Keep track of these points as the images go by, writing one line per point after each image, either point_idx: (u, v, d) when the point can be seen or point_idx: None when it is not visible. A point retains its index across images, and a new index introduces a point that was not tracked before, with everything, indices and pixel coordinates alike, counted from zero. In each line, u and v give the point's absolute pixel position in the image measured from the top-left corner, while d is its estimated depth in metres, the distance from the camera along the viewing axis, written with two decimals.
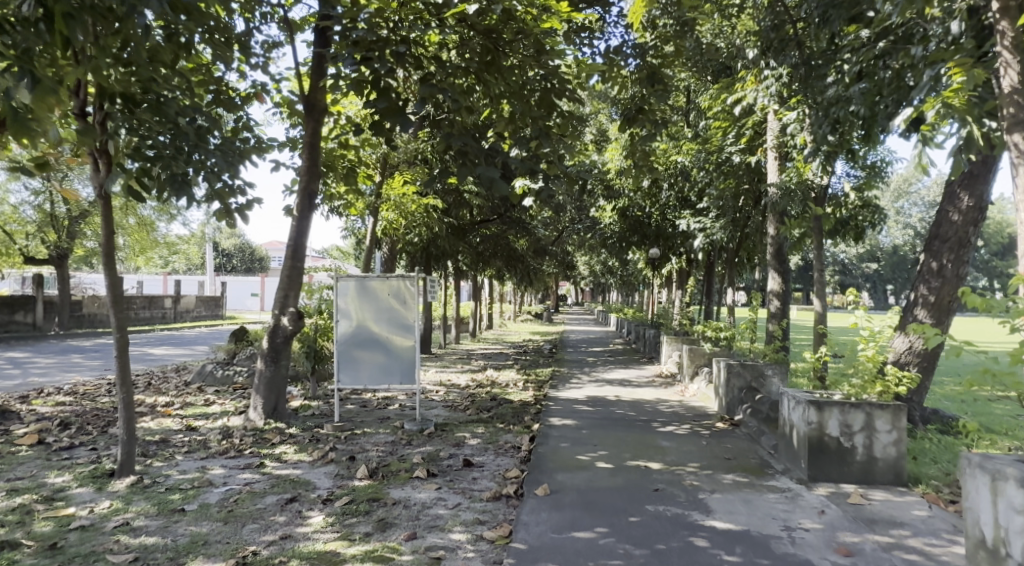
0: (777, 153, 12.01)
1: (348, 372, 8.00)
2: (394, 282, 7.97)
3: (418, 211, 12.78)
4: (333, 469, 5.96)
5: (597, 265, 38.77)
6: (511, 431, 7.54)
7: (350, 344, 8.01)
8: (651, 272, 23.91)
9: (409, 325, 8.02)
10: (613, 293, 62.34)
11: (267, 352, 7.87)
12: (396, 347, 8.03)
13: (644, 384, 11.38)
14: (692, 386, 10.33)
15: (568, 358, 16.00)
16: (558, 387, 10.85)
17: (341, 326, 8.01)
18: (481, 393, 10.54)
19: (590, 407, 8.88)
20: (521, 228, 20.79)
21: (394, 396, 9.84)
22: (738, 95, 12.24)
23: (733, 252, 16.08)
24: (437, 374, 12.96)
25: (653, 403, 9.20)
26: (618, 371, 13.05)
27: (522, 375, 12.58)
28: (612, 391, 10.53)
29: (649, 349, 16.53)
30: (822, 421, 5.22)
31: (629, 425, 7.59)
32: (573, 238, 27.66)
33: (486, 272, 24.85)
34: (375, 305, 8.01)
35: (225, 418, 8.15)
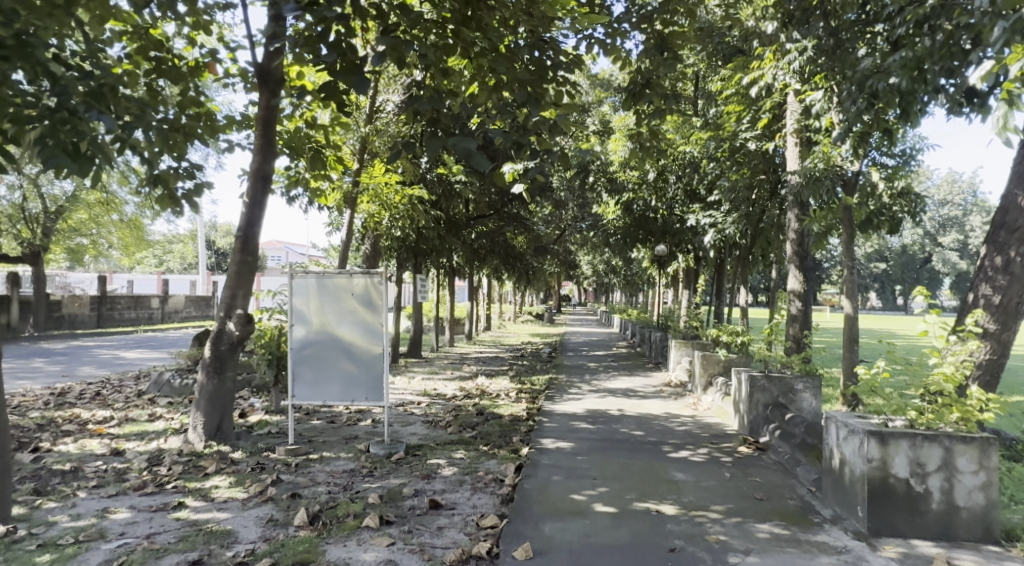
0: (798, 138, 10.86)
1: (306, 386, 6.84)
2: (358, 280, 6.77)
3: (401, 203, 11.65)
4: (267, 512, 4.82)
5: (600, 264, 37.60)
6: (495, 456, 6.36)
7: (309, 352, 6.85)
8: (657, 270, 22.70)
9: (377, 329, 6.78)
10: (615, 293, 61.33)
11: (209, 362, 6.72)
12: (362, 356, 6.81)
13: (651, 394, 10.22)
14: (705, 399, 9.14)
15: (567, 363, 14.86)
16: (555, 399, 9.66)
17: (297, 331, 6.86)
18: (468, 405, 9.37)
19: (590, 424, 7.70)
20: (520, 224, 19.74)
21: (368, 409, 8.68)
22: (755, 75, 11.09)
23: (746, 248, 14.87)
24: (422, 382, 11.79)
25: (663, 419, 8.01)
26: (623, 379, 11.85)
27: (517, 384, 11.39)
28: (615, 403, 9.35)
29: (655, 353, 15.37)
30: (886, 458, 4.02)
31: (635, 449, 6.41)
32: (575, 236, 26.50)
33: (484, 271, 23.69)
34: (336, 307, 6.82)
35: (163, 438, 7.03)
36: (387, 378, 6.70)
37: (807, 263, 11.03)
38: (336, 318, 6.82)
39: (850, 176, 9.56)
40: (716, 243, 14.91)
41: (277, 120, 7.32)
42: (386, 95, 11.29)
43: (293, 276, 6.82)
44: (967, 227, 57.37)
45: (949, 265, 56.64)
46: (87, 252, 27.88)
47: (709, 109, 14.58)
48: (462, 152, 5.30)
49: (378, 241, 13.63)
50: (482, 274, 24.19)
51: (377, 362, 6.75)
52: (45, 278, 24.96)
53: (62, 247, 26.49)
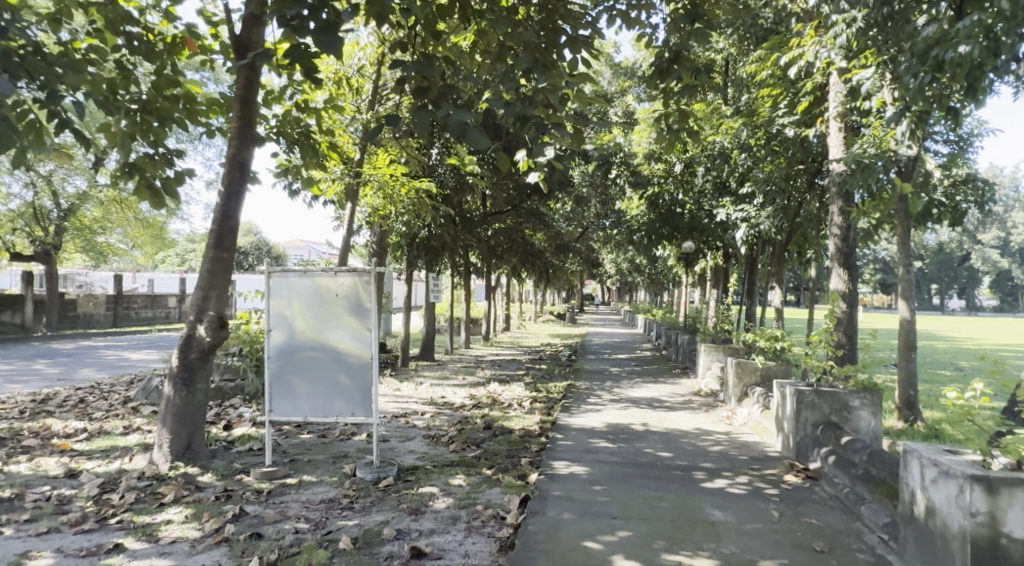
0: (841, 122, 9.87)
1: (284, 399, 6.02)
2: (345, 278, 5.91)
3: (408, 197, 10.78)
4: (216, 558, 4.01)
5: (622, 262, 36.59)
6: (499, 484, 5.49)
7: (289, 361, 6.02)
8: (683, 269, 21.67)
9: (365, 335, 5.93)
10: (639, 292, 60.27)
11: (176, 372, 5.91)
12: (349, 367, 5.97)
13: (679, 404, 9.28)
14: (741, 413, 8.19)
15: (588, 367, 13.96)
16: (572, 410, 8.77)
17: (277, 336, 6.02)
18: (476, 417, 8.52)
19: (609, 443, 6.80)
20: (540, 220, 19.08)
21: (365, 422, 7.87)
22: (794, 53, 10.11)
23: (781, 244, 13.82)
24: (431, 389, 10.97)
25: (694, 437, 7.09)
26: (647, 387, 10.92)
27: (532, 392, 10.52)
28: (638, 416, 8.43)
29: (682, 358, 14.40)
30: (994, 512, 3.08)
31: (662, 476, 5.51)
32: (597, 233, 25.60)
33: (503, 269, 22.84)
34: (320, 310, 5.97)
35: (129, 456, 6.25)
36: (376, 391, 5.86)
37: (852, 260, 10.01)
38: (320, 322, 5.97)
39: (904, 162, 8.57)
40: (747, 239, 13.89)
41: (258, 100, 6.50)
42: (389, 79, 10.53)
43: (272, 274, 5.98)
44: (1008, 224, 55.28)
45: (988, 262, 54.55)
46: (103, 251, 27.55)
47: (740, 95, 13.59)
48: (454, 128, 4.46)
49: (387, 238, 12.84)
50: (501, 272, 23.35)
51: (365, 374, 5.90)
52: (58, 277, 24.62)
53: (78, 246, 26.19)
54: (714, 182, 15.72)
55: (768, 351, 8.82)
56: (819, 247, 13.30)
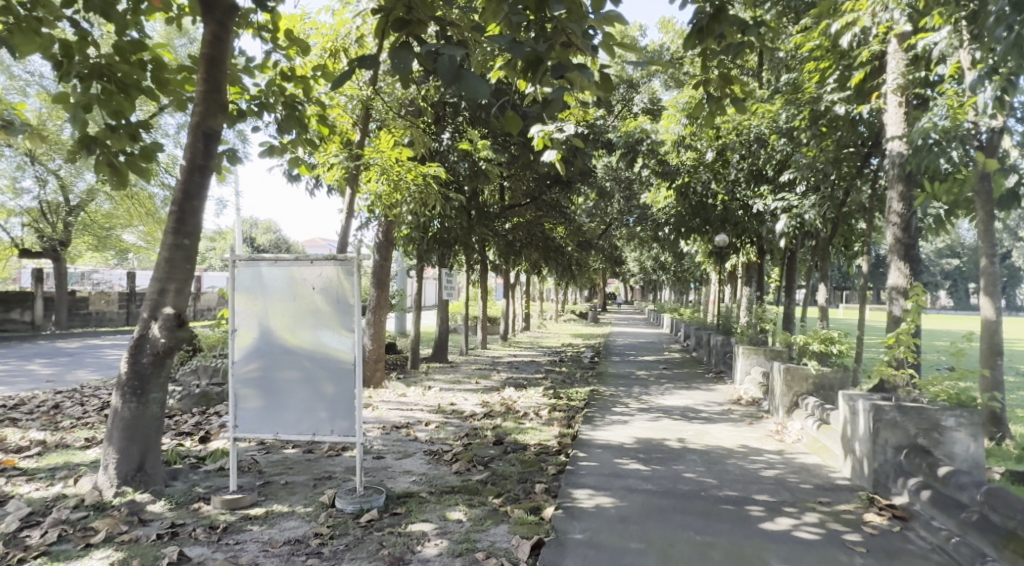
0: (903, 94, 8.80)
1: (252, 413, 5.07)
2: (321, 267, 4.94)
3: (414, 183, 9.70)
4: None
5: (646, 259, 35.41)
6: (506, 520, 4.48)
7: (259, 368, 5.06)
8: (713, 265, 20.51)
9: (345, 335, 4.93)
10: (664, 291, 58.90)
11: (125, 380, 4.94)
12: (328, 374, 4.98)
13: (718, 415, 8.19)
14: (794, 427, 7.11)
15: (612, 370, 12.89)
16: (597, 421, 7.72)
17: (243, 339, 5.06)
18: (487, 429, 7.51)
19: (641, 465, 5.74)
20: (560, 214, 18.43)
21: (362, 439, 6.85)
22: (848, 18, 9.03)
23: (825, 237, 12.65)
24: (439, 394, 9.99)
25: (740, 458, 6.00)
26: (679, 393, 9.84)
27: (551, 399, 9.50)
28: (672, 429, 7.36)
29: (716, 361, 13.27)
30: None
31: (709, 514, 4.44)
32: (621, 229, 24.53)
33: (522, 266, 21.81)
34: (292, 307, 4.98)
35: (76, 476, 5.31)
36: (360, 401, 4.86)
37: (913, 253, 8.91)
38: (293, 322, 4.99)
39: (986, 137, 7.49)
40: (787, 231, 12.73)
41: (227, 62, 5.52)
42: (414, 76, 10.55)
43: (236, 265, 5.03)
44: None
45: None
46: (117, 248, 27.04)
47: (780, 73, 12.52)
48: (443, 75, 3.56)
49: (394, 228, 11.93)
50: (520, 269, 22.31)
51: (348, 382, 4.91)
52: (68, 273, 24.09)
53: (90, 242, 25.63)
54: (749, 170, 14.57)
55: (823, 355, 7.67)
56: (870, 239, 12.10)
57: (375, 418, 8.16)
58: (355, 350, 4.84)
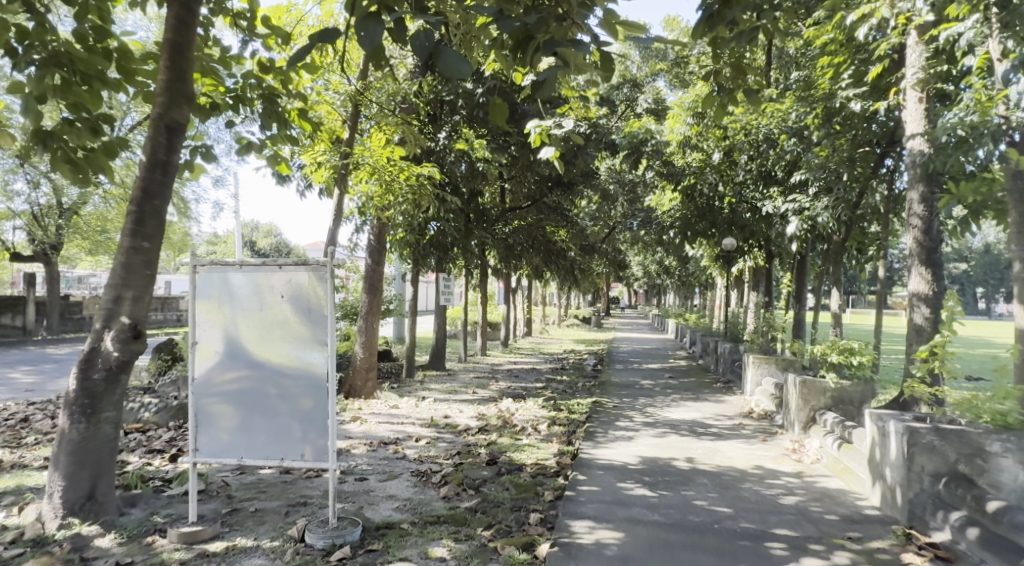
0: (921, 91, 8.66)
1: (216, 437, 4.52)
2: (289, 271, 4.43)
3: (406, 184, 9.27)
4: None
5: (651, 263, 34.88)
6: (497, 558, 3.98)
7: (223, 388, 4.52)
8: (719, 270, 20.01)
9: (316, 347, 4.40)
10: (667, 295, 58.40)
11: (75, 399, 4.43)
12: (298, 390, 4.45)
13: (728, 431, 7.67)
14: (812, 446, 6.58)
15: (615, 379, 12.38)
16: (598, 438, 7.21)
17: (205, 356, 4.52)
18: (481, 446, 7.00)
19: (647, 490, 5.22)
20: (562, 217, 17.96)
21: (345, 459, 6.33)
22: (865, 10, 8.51)
23: (838, 241, 12.13)
24: (433, 406, 9.48)
25: (755, 482, 5.49)
26: (686, 405, 9.32)
27: (551, 411, 8.98)
28: (680, 447, 6.85)
29: (724, 370, 12.73)
30: None
31: (726, 553, 3.92)
32: (624, 232, 24.03)
33: (523, 271, 21.31)
34: (258, 318, 4.46)
35: (23, 504, 4.78)
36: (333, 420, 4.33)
37: (935, 256, 8.72)
38: (260, 334, 4.46)
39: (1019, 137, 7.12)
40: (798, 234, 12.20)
41: (193, 46, 4.99)
42: (405, 69, 10.05)
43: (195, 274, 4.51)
44: None
45: None
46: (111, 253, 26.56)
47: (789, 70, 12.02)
48: (417, 52, 3.11)
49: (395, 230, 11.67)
50: (521, 274, 21.79)
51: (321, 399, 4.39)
52: (61, 278, 23.60)
53: (84, 247, 25.16)
54: (758, 170, 14.09)
55: (843, 367, 7.12)
56: (886, 242, 11.55)
57: (362, 433, 7.65)
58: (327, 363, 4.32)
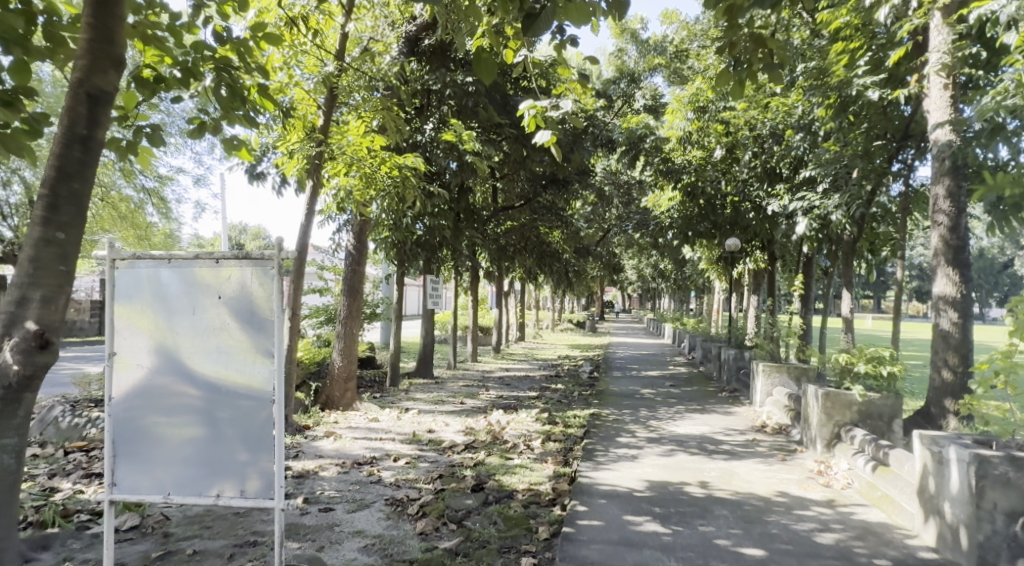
0: (948, 75, 8.03)
1: (139, 469, 3.69)
2: (227, 268, 3.64)
3: (388, 176, 8.72)
4: None
5: (645, 267, 34.38)
6: None
7: (144, 410, 3.68)
8: (718, 272, 19.30)
9: (260, 357, 3.63)
10: (662, 300, 57.84)
11: None
12: (239, 410, 3.66)
13: (742, 448, 6.94)
14: (841, 467, 5.84)
15: (614, 388, 11.61)
16: (599, 457, 6.45)
17: (120, 372, 3.67)
18: (466, 467, 6.23)
19: (658, 526, 4.46)
20: (556, 217, 17.24)
21: (311, 489, 5.52)
22: None
23: (849, 241, 11.43)
24: (417, 419, 8.71)
25: (783, 514, 4.73)
26: (692, 418, 8.57)
27: (546, 425, 8.21)
28: (690, 468, 6.09)
29: (729, 378, 11.98)
30: None
31: None
32: (619, 234, 23.39)
33: (515, 274, 20.55)
34: (189, 323, 3.66)
35: None
36: (281, 444, 3.57)
37: (963, 256, 8.05)
38: (191, 343, 3.66)
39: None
40: (807, 235, 11.55)
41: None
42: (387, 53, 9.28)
43: (107, 274, 3.67)
44: None
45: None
46: None
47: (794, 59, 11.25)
48: None
49: (379, 227, 10.99)
50: (514, 276, 21.06)
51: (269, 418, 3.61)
52: None
53: None
54: (762, 168, 13.39)
55: (872, 379, 6.36)
56: (903, 242, 10.87)
57: (335, 451, 6.85)
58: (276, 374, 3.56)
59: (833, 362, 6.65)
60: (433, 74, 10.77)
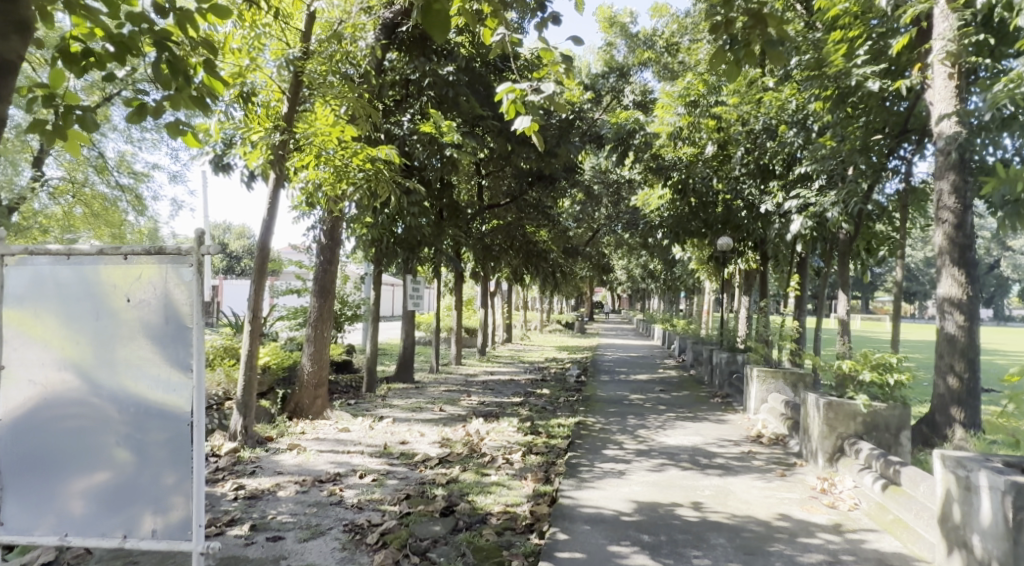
0: (954, 64, 7.56)
1: (47, 499, 3.18)
2: (134, 266, 3.08)
3: (361, 169, 8.23)
4: None
5: (634, 267, 33.90)
6: None
7: (42, 434, 3.16)
8: (709, 272, 18.83)
9: (174, 365, 3.08)
10: (651, 300, 57.44)
11: None
12: (152, 435, 3.11)
13: (737, 462, 6.43)
14: (846, 485, 5.34)
15: (601, 393, 11.09)
16: (583, 473, 5.93)
17: (14, 389, 3.14)
18: (437, 486, 5.69)
19: (647, 559, 3.95)
20: (542, 215, 16.71)
21: (262, 513, 4.97)
22: None
23: (846, 240, 10.96)
24: (391, 429, 8.15)
25: (787, 544, 4.23)
26: (683, 427, 8.06)
27: (527, 435, 7.68)
28: (682, 486, 5.58)
29: (721, 383, 11.49)
30: None
31: None
32: (608, 233, 22.88)
33: (501, 274, 20.00)
34: (90, 330, 3.11)
35: None
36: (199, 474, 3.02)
37: (969, 256, 7.59)
38: (92, 354, 3.12)
39: None
40: (801, 233, 11.03)
41: None
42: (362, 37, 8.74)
43: None
44: None
45: None
46: None
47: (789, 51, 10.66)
48: None
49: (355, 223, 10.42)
50: (500, 276, 20.51)
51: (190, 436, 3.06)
52: None
53: None
54: (754, 164, 12.87)
55: (878, 387, 5.84)
56: (902, 240, 10.40)
57: (296, 467, 6.30)
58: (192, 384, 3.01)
59: (835, 369, 6.15)
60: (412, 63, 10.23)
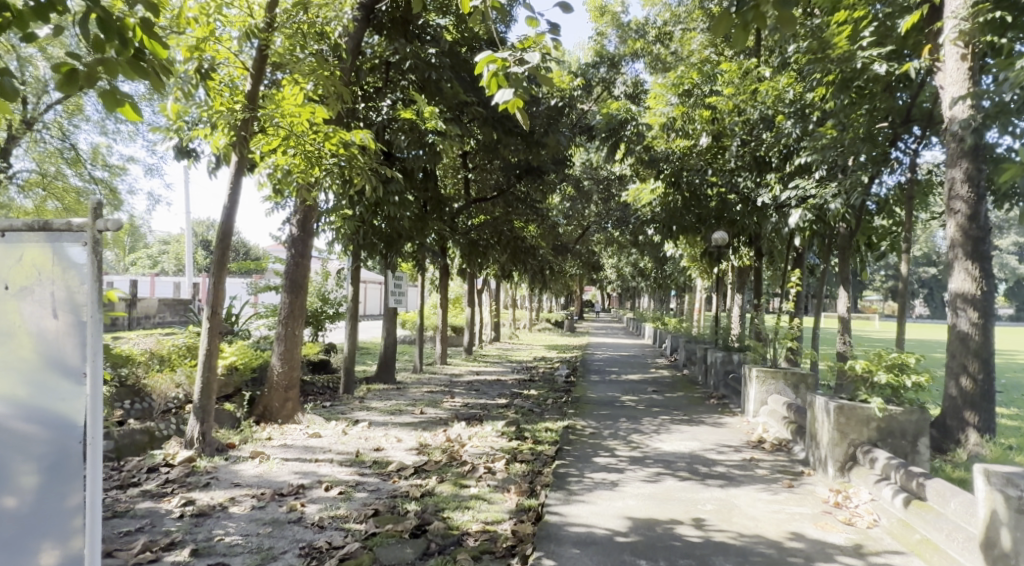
0: (966, 43, 7.09)
1: None
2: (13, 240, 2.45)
3: (334, 155, 7.66)
4: None
5: (625, 265, 33.43)
6: None
7: None
8: (701, 270, 18.35)
9: (68, 360, 2.45)
10: (642, 298, 57.06)
11: None
12: (43, 452, 2.45)
13: (740, 471, 5.91)
14: (863, 498, 4.83)
15: (591, 394, 10.55)
16: (572, 485, 5.39)
17: None
18: (410, 500, 5.13)
19: None
20: (531, 210, 16.18)
21: (209, 534, 4.39)
22: None
23: (846, 234, 10.50)
24: (365, 434, 7.57)
25: None
26: (679, 432, 7.53)
27: (512, 441, 7.13)
28: (680, 499, 5.05)
29: (717, 383, 10.99)
30: None
31: None
32: (599, 230, 22.35)
33: (489, 271, 19.43)
34: None
35: None
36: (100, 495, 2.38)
37: (983, 249, 7.11)
38: None
39: None
40: (800, 226, 10.53)
41: None
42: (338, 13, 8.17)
43: None
44: None
45: (1007, 270, 50.33)
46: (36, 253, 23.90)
47: (784, 39, 10.58)
48: None
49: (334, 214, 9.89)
50: (488, 273, 19.92)
51: (91, 447, 2.42)
52: None
53: None
54: (750, 156, 12.35)
55: (895, 389, 5.31)
56: (906, 234, 9.93)
57: (255, 479, 5.72)
58: (89, 381, 2.39)
59: (846, 371, 5.64)
60: (392, 46, 9.68)
